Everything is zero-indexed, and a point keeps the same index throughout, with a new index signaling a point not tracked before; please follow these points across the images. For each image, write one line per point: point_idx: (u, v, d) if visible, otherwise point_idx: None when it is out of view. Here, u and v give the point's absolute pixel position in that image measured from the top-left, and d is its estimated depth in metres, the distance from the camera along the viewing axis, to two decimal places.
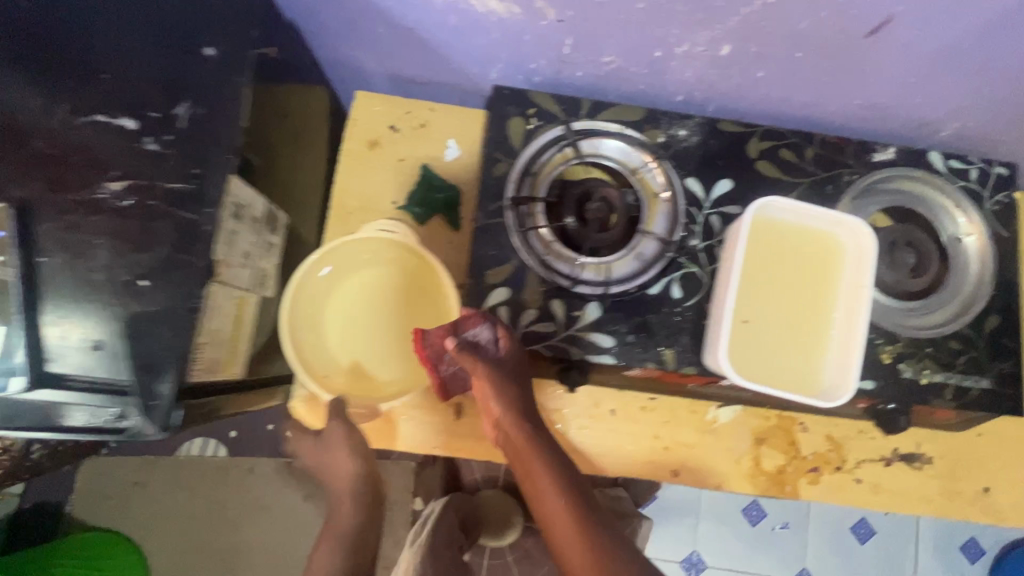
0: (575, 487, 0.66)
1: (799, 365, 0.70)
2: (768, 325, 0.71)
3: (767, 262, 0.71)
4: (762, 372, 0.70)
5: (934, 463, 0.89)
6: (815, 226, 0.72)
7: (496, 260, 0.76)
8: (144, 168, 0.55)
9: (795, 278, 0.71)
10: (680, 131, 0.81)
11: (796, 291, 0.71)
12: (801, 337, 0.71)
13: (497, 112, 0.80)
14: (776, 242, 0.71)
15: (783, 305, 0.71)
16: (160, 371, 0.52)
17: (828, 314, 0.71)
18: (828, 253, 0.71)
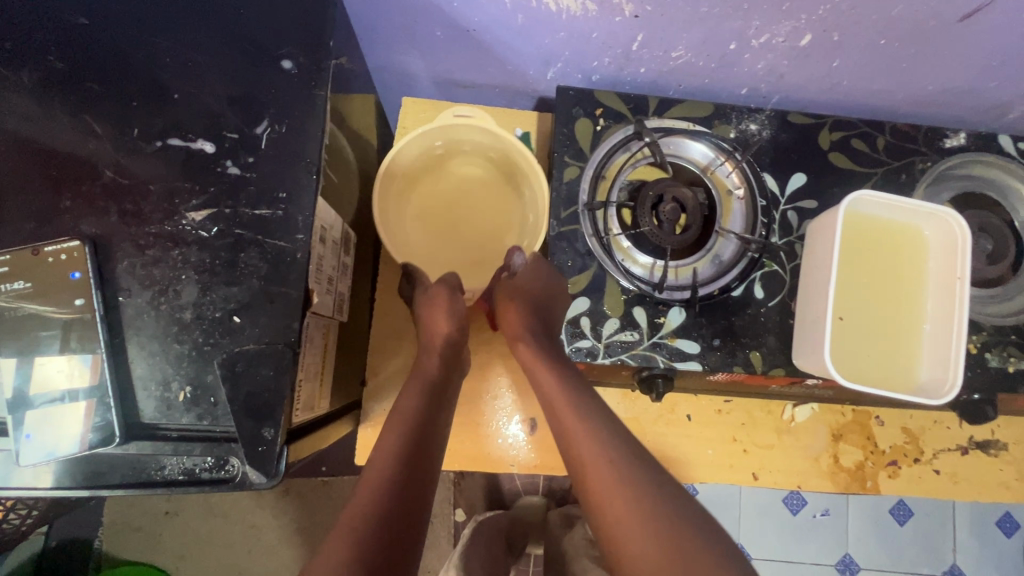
0: (603, 415, 0.60)
1: (893, 360, 0.68)
2: (858, 322, 0.69)
3: (855, 257, 0.70)
4: (859, 373, 0.68)
5: (1010, 449, 0.88)
6: (901, 218, 0.70)
7: (573, 269, 0.73)
8: (226, 194, 0.51)
9: (883, 273, 0.70)
10: (750, 125, 0.78)
11: (885, 286, 0.69)
12: (892, 334, 0.69)
13: (562, 114, 0.76)
14: (861, 236, 0.70)
15: (873, 301, 0.69)
16: (262, 415, 0.47)
17: (918, 309, 0.70)
18: (914, 245, 0.70)
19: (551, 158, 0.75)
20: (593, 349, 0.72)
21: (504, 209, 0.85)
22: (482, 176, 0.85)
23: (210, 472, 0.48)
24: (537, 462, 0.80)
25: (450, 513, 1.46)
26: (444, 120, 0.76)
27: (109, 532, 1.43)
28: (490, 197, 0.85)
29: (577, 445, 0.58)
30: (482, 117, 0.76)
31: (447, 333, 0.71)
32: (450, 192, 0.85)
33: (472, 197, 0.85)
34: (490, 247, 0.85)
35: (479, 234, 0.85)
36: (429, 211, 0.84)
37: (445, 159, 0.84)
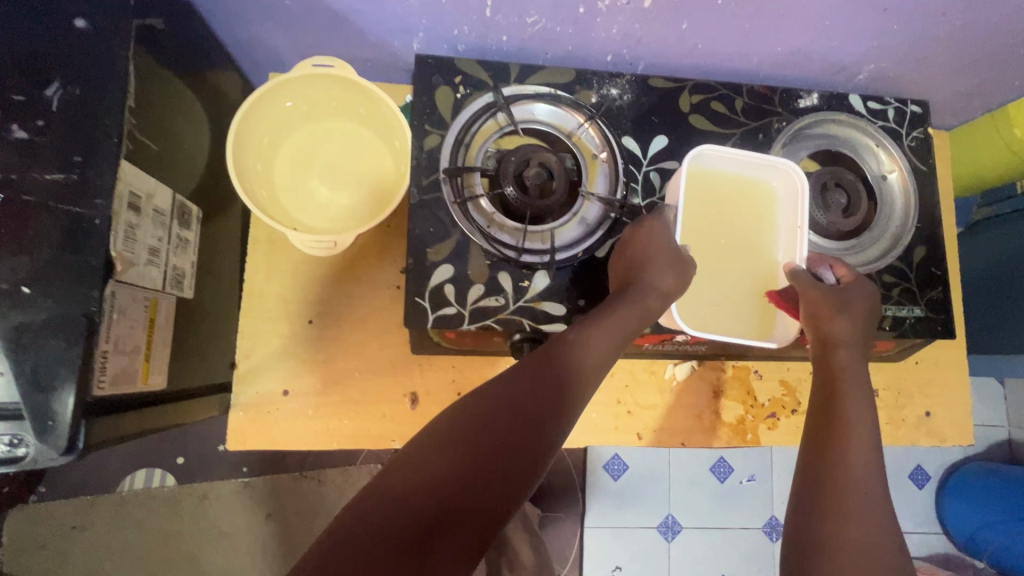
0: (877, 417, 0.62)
1: (743, 311, 0.71)
2: (710, 275, 0.71)
3: (709, 211, 0.72)
4: (705, 324, 0.70)
5: (880, 395, 0.92)
6: (752, 175, 0.73)
7: (436, 237, 0.72)
8: (13, 159, 0.48)
9: (735, 228, 0.72)
10: (612, 90, 0.80)
11: (737, 240, 0.72)
12: (746, 284, 0.71)
13: (422, 82, 0.76)
14: (714, 193, 0.72)
15: (726, 255, 0.71)
16: (55, 388, 0.45)
17: (770, 262, 0.72)
18: (766, 200, 0.73)
19: (412, 128, 0.75)
20: (457, 316, 0.71)
21: (380, 160, 0.83)
22: (357, 128, 0.83)
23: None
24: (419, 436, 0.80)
25: None
26: (301, 71, 0.73)
27: (10, 552, 1.35)
28: (370, 147, 0.83)
29: (848, 427, 0.60)
30: (340, 67, 0.74)
31: (672, 287, 0.65)
32: (324, 143, 0.82)
33: (347, 148, 0.83)
34: (365, 201, 0.82)
35: (354, 184, 0.83)
36: (303, 161, 0.82)
37: (315, 111, 0.81)
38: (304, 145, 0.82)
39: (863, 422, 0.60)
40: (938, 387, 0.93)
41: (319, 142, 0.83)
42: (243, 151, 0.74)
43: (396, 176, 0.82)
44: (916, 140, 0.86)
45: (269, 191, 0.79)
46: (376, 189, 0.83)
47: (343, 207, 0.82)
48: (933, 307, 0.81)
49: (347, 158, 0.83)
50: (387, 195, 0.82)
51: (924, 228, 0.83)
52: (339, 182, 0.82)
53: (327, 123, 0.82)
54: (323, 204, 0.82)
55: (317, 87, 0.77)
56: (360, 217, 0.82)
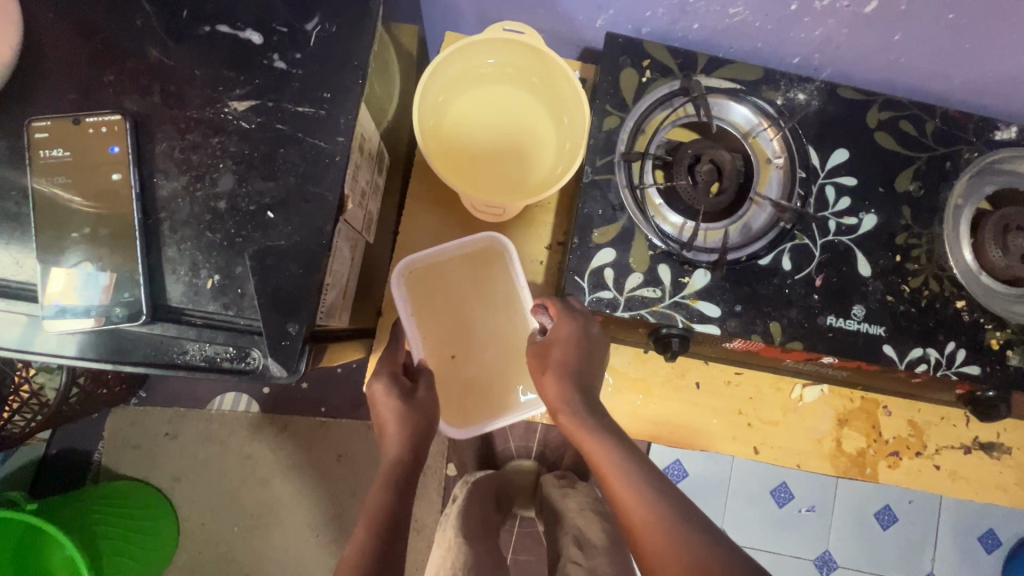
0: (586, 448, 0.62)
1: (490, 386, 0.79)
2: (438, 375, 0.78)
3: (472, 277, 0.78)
4: (467, 415, 0.78)
5: (1013, 454, 0.88)
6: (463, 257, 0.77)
7: (603, 219, 0.72)
8: (270, 87, 0.50)
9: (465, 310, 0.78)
10: (799, 95, 0.76)
11: (493, 310, 0.78)
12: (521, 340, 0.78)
13: (609, 61, 0.75)
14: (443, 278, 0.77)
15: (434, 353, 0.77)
16: (290, 311, 0.48)
17: (481, 344, 0.79)
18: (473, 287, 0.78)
19: (592, 106, 0.74)
20: (613, 301, 0.71)
21: (544, 133, 0.82)
22: (526, 99, 0.82)
23: (231, 362, 0.48)
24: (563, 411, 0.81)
25: (443, 466, 1.50)
26: (493, 34, 0.73)
27: (109, 446, 1.46)
28: (536, 121, 0.82)
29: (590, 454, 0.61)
30: (531, 33, 0.73)
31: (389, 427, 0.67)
32: (494, 109, 0.82)
33: (514, 116, 0.82)
34: (523, 172, 0.81)
35: (516, 152, 0.81)
36: (471, 123, 0.82)
37: (492, 77, 0.81)
38: (473, 108, 0.82)
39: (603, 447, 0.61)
40: None
41: (489, 107, 0.82)
42: (425, 103, 0.75)
43: (558, 153, 0.80)
44: None
45: (437, 148, 0.80)
46: (537, 161, 0.81)
47: (502, 177, 0.80)
48: None
49: (515, 126, 0.82)
50: (546, 168, 0.80)
51: None
52: (501, 151, 0.81)
53: (499, 89, 0.82)
54: (485, 168, 0.81)
55: (501, 51, 0.77)
56: (516, 187, 0.80)
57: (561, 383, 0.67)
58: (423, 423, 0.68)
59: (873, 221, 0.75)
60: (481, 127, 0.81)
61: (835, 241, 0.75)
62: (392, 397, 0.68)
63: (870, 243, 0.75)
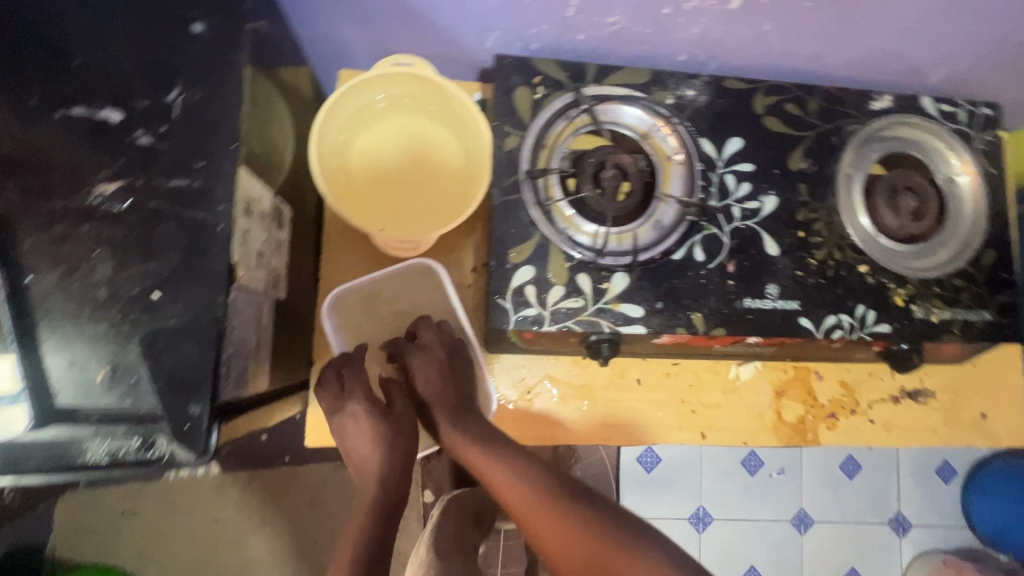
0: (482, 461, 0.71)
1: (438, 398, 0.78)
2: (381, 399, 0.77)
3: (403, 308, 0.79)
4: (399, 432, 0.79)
5: (937, 396, 0.93)
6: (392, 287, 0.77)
7: (516, 239, 0.73)
8: (138, 165, 0.49)
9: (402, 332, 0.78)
10: (688, 91, 0.79)
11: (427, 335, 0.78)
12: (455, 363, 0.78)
13: (501, 82, 0.76)
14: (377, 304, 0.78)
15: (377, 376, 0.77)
16: (191, 391, 0.46)
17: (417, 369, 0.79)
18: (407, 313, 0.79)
19: (491, 128, 0.75)
20: (539, 317, 0.72)
21: (450, 158, 0.81)
22: (427, 127, 0.81)
23: (135, 454, 0.46)
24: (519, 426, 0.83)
25: (419, 494, 1.48)
26: (385, 68, 0.74)
27: (62, 536, 1.38)
28: (443, 148, 0.82)
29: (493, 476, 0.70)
30: (419, 65, 0.74)
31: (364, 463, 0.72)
32: (397, 140, 0.81)
33: (420, 145, 0.81)
34: (438, 201, 0.80)
35: (429, 181, 0.81)
36: (377, 158, 0.81)
37: (391, 109, 0.80)
38: (379, 145, 0.81)
39: (500, 463, 0.70)
40: (994, 388, 0.94)
41: (392, 139, 0.81)
42: (325, 147, 0.74)
43: (468, 178, 0.80)
44: (987, 143, 0.86)
45: (342, 187, 0.78)
46: (447, 189, 0.81)
47: (416, 208, 0.80)
48: (1002, 311, 0.82)
49: (420, 155, 0.81)
50: (458, 193, 0.80)
51: (994, 232, 0.84)
52: (413, 182, 0.81)
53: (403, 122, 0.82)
54: (395, 202, 0.80)
55: (396, 85, 0.77)
56: (433, 216, 0.79)
57: (437, 397, 0.75)
58: (400, 441, 0.74)
59: (774, 202, 0.79)
60: (390, 163, 0.81)
61: (742, 226, 0.78)
62: (369, 434, 0.72)
63: (774, 223, 0.79)
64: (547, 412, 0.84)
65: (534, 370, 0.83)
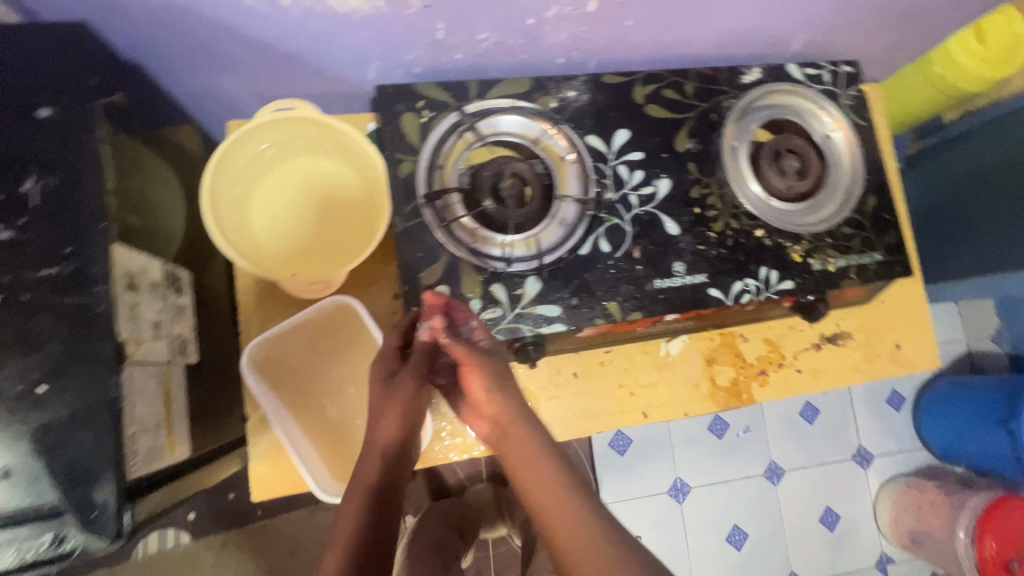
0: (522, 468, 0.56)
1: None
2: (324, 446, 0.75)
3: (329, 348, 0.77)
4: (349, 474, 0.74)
5: (853, 336, 1.00)
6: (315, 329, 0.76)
7: (425, 262, 0.74)
8: (3, 261, 0.48)
9: (334, 371, 0.76)
10: (569, 92, 0.82)
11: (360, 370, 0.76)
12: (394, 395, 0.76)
13: (386, 111, 0.77)
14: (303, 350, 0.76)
15: (317, 424, 0.75)
16: (94, 480, 0.46)
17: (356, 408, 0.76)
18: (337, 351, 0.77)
19: (383, 158, 0.76)
20: None
21: (352, 191, 0.82)
22: (324, 163, 0.82)
23: (46, 552, 0.46)
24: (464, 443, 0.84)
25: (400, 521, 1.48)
26: (261, 118, 0.73)
27: None
28: (344, 182, 0.83)
29: (539, 502, 0.55)
30: (302, 108, 0.74)
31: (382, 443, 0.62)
32: (290, 182, 0.82)
33: (320, 184, 0.82)
34: (346, 236, 0.81)
35: (335, 217, 0.82)
36: (279, 203, 0.81)
37: (277, 155, 0.80)
38: (280, 190, 0.81)
39: (544, 475, 0.56)
40: (904, 320, 1.01)
41: (285, 182, 0.82)
42: (219, 205, 0.74)
43: (372, 209, 0.81)
44: (852, 99, 0.92)
45: (252, 247, 0.78)
46: (354, 213, 0.82)
47: (326, 245, 0.81)
48: (890, 250, 0.88)
49: (317, 191, 0.82)
50: (365, 226, 0.81)
51: (871, 178, 0.90)
52: (318, 221, 0.82)
53: (299, 163, 0.82)
54: (309, 241, 0.81)
55: (283, 130, 0.77)
56: (343, 252, 0.81)
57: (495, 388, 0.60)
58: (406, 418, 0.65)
59: (667, 184, 0.83)
60: (292, 206, 0.81)
61: (641, 212, 0.81)
62: (398, 413, 0.63)
63: (671, 204, 0.83)
64: None
65: None
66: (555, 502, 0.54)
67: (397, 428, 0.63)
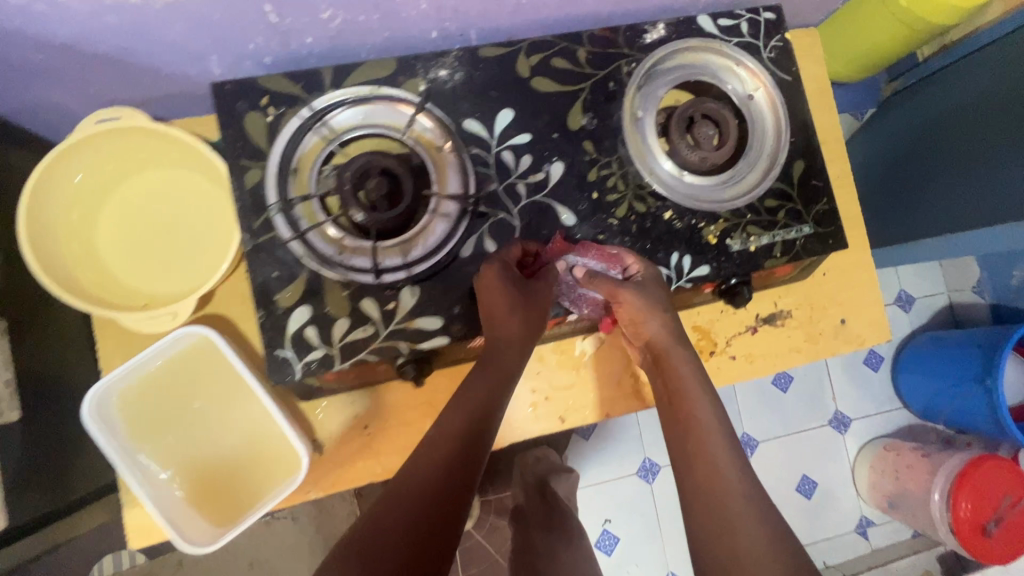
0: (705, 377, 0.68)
1: (264, 467, 0.69)
2: (197, 493, 0.68)
3: (186, 382, 0.68)
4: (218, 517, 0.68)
5: (793, 315, 0.92)
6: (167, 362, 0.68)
7: (282, 281, 0.66)
8: None
9: (196, 406, 0.69)
10: (440, 72, 0.72)
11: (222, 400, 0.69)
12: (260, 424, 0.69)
13: (224, 112, 0.67)
14: (163, 389, 0.68)
15: (188, 469, 0.68)
16: None
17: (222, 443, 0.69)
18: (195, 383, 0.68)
19: (227, 166, 0.67)
20: (326, 358, 0.66)
21: (208, 204, 0.74)
22: (174, 175, 0.74)
23: None
24: (364, 467, 0.78)
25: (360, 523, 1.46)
26: (81, 133, 0.65)
27: None
28: (199, 195, 0.75)
29: (686, 412, 0.65)
30: (128, 116, 0.66)
31: (511, 333, 0.67)
32: (136, 203, 0.73)
33: (172, 199, 0.74)
34: (205, 254, 0.74)
35: (191, 235, 0.74)
36: (126, 226, 0.73)
37: (116, 174, 0.72)
38: (124, 212, 0.73)
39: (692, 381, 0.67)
40: (848, 292, 0.93)
41: (130, 203, 0.73)
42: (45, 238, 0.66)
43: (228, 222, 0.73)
44: (775, 50, 0.81)
45: (98, 282, 0.70)
46: (213, 230, 0.74)
47: (184, 268, 0.73)
48: (821, 221, 0.78)
49: (169, 210, 0.74)
50: (225, 239, 0.74)
51: (799, 141, 0.80)
52: (174, 242, 0.74)
53: (146, 178, 0.73)
54: (165, 267, 0.73)
55: (115, 142, 0.68)
56: (202, 273, 0.73)
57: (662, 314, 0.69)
58: (523, 325, 0.67)
59: (560, 168, 0.74)
60: (141, 228, 0.73)
61: (530, 203, 0.73)
62: (535, 313, 0.69)
63: (565, 190, 0.74)
64: (391, 442, 0.78)
65: (366, 402, 0.78)
66: (701, 399, 0.65)
67: (476, 410, 0.63)
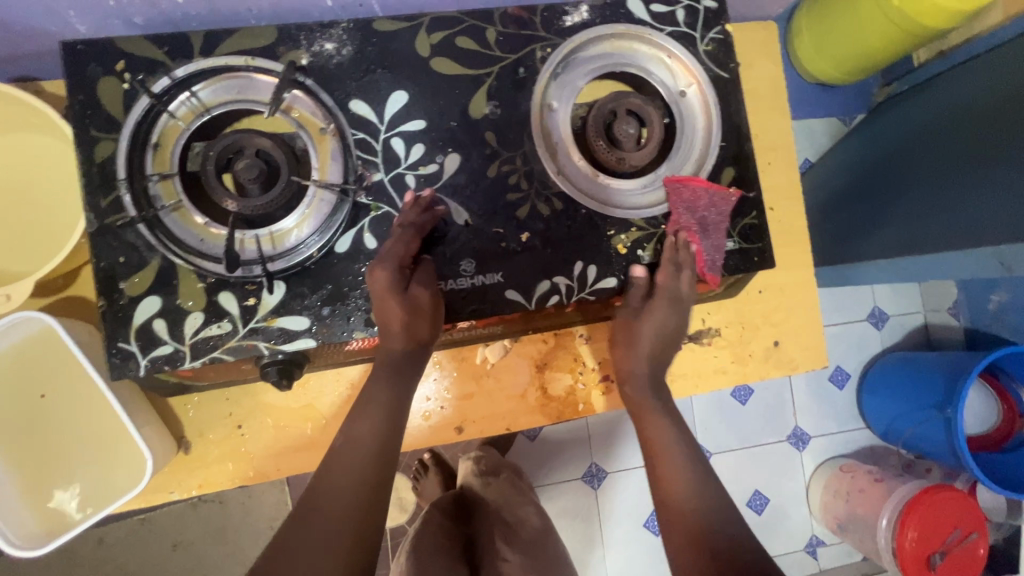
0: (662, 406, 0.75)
1: (111, 464, 0.68)
2: (37, 486, 0.66)
3: (42, 371, 0.67)
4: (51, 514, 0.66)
5: (722, 333, 0.85)
6: (23, 349, 0.66)
7: (129, 268, 0.60)
8: None
9: (48, 399, 0.67)
10: (326, 45, 0.65)
11: (76, 396, 0.68)
12: (111, 424, 0.68)
13: (75, 75, 0.61)
14: (18, 372, 0.66)
15: (30, 459, 0.66)
16: None
17: (70, 439, 0.67)
18: (52, 374, 0.67)
19: (75, 136, 0.61)
20: (175, 355, 0.61)
21: (64, 177, 0.69)
22: (28, 144, 0.68)
23: None
24: (233, 470, 0.72)
25: None
26: None
27: None
28: (53, 166, 0.69)
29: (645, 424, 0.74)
30: None
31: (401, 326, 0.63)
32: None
33: (23, 171, 0.68)
34: (56, 232, 0.69)
35: (43, 211, 0.69)
36: None
37: None
38: None
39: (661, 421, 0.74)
40: (784, 313, 0.87)
41: None
42: None
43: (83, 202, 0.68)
44: (713, 43, 0.73)
45: None
46: (65, 208, 0.69)
47: (35, 245, 0.68)
48: (746, 236, 0.72)
49: (32, 178, 0.69)
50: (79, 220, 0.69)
51: (730, 146, 0.72)
52: (23, 217, 0.68)
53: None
54: (19, 243, 0.68)
55: None
56: (53, 251, 0.68)
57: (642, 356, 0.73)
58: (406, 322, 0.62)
59: (456, 161, 0.67)
60: None
61: (419, 197, 0.66)
62: (417, 309, 0.63)
63: (461, 185, 0.67)
64: (265, 446, 0.73)
65: (240, 401, 0.73)
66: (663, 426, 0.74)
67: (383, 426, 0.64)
